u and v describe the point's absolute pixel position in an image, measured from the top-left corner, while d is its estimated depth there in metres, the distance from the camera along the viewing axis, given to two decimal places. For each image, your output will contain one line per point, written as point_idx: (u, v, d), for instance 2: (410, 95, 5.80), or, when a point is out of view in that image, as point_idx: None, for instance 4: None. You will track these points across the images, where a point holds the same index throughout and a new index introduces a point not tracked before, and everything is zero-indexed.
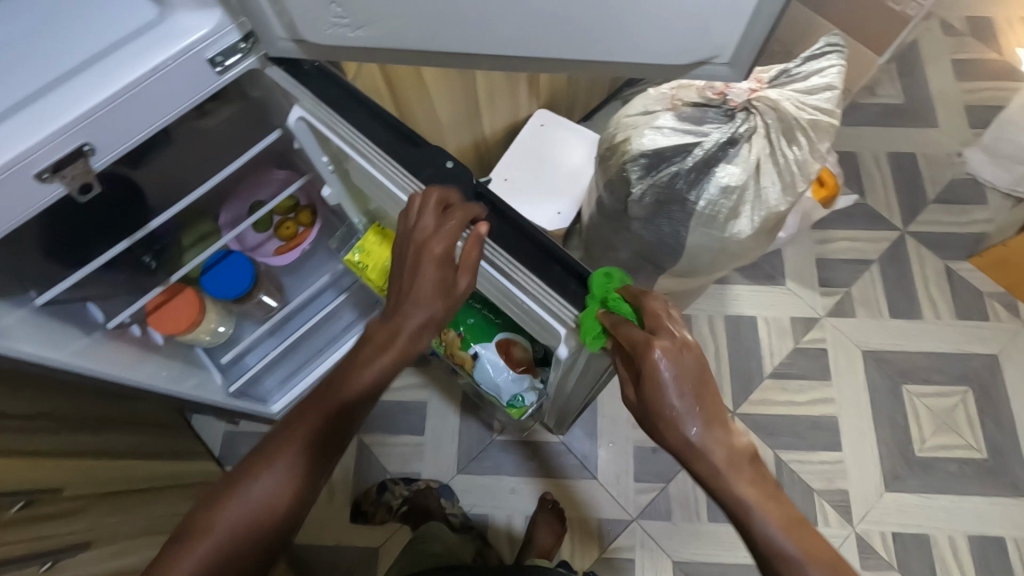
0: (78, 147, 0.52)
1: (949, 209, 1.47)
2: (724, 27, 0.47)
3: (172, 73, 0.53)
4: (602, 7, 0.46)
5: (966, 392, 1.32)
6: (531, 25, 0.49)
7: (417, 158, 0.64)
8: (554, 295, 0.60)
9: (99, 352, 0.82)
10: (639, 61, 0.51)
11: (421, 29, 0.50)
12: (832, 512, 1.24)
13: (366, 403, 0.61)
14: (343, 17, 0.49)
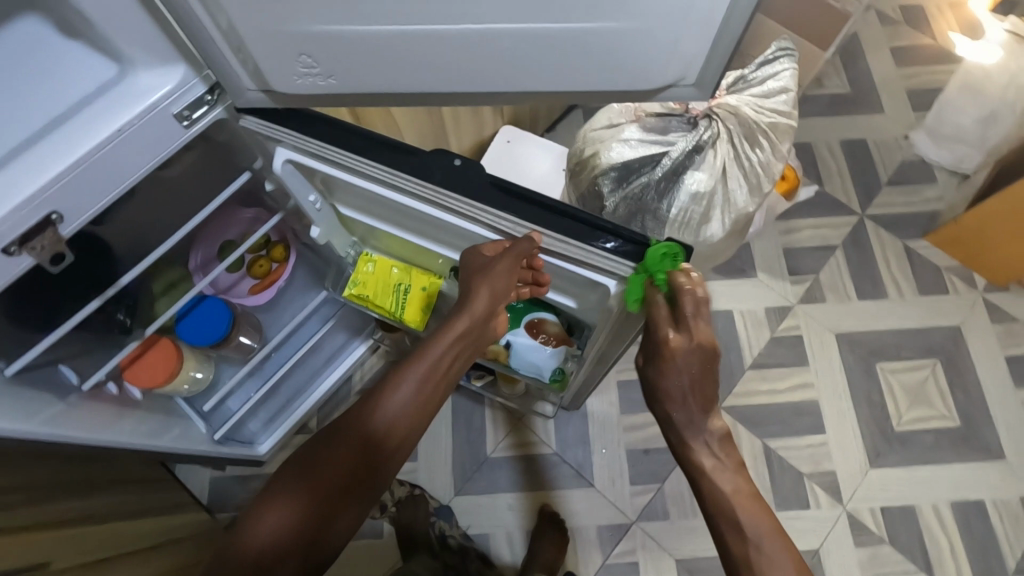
0: (47, 216, 0.51)
1: (902, 191, 1.54)
2: (689, 52, 0.48)
3: (138, 133, 0.52)
4: (571, 42, 0.47)
5: (935, 365, 1.37)
6: (502, 63, 0.49)
7: (424, 163, 0.60)
8: (607, 256, 0.59)
9: (77, 416, 0.79)
10: (610, 87, 0.53)
11: (394, 73, 0.50)
12: (821, 494, 1.27)
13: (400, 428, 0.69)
14: (314, 68, 0.49)
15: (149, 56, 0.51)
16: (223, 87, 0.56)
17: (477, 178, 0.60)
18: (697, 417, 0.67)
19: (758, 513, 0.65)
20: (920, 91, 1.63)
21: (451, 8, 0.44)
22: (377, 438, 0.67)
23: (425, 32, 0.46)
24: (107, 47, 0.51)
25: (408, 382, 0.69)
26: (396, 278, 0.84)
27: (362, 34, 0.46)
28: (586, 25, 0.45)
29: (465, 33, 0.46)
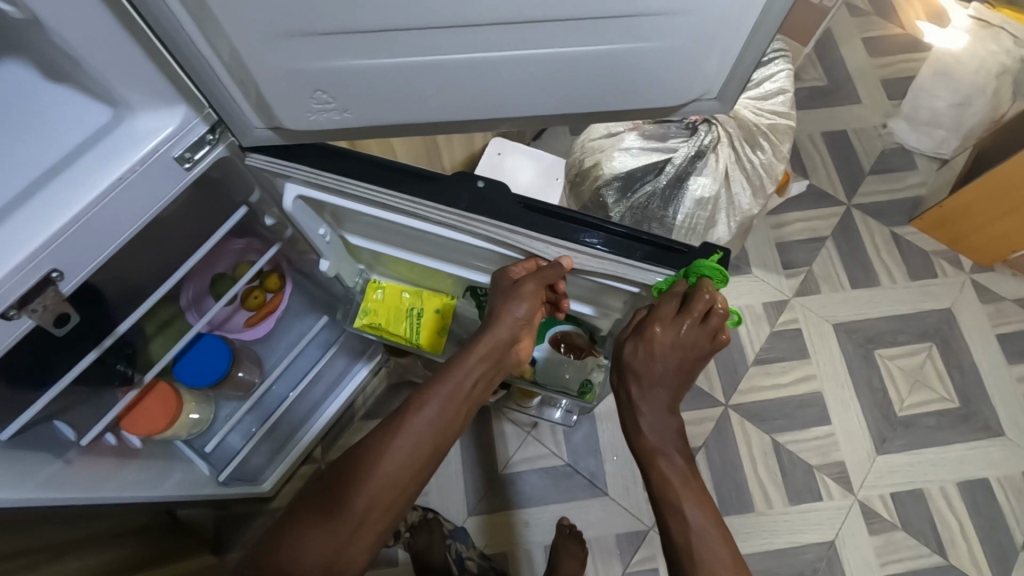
0: (47, 275, 0.47)
1: (885, 178, 1.57)
2: (713, 68, 0.47)
3: (140, 179, 0.49)
4: (597, 64, 0.46)
5: (931, 348, 1.40)
6: (524, 89, 0.48)
7: (445, 189, 0.57)
8: (646, 267, 0.57)
9: (75, 473, 0.75)
10: (631, 107, 0.52)
11: (412, 103, 0.48)
12: (832, 484, 1.28)
13: (410, 469, 0.62)
14: (328, 102, 0.47)
15: (147, 98, 0.48)
16: (226, 124, 0.54)
17: (504, 199, 0.57)
18: (661, 409, 0.64)
19: (706, 510, 0.63)
20: (895, 79, 1.66)
21: (475, 37, 0.42)
22: (394, 474, 0.61)
23: (447, 62, 0.44)
24: (101, 90, 0.48)
25: (428, 409, 0.64)
26: (408, 303, 0.82)
27: (381, 67, 0.44)
28: (614, 46, 0.44)
29: (489, 61, 0.44)
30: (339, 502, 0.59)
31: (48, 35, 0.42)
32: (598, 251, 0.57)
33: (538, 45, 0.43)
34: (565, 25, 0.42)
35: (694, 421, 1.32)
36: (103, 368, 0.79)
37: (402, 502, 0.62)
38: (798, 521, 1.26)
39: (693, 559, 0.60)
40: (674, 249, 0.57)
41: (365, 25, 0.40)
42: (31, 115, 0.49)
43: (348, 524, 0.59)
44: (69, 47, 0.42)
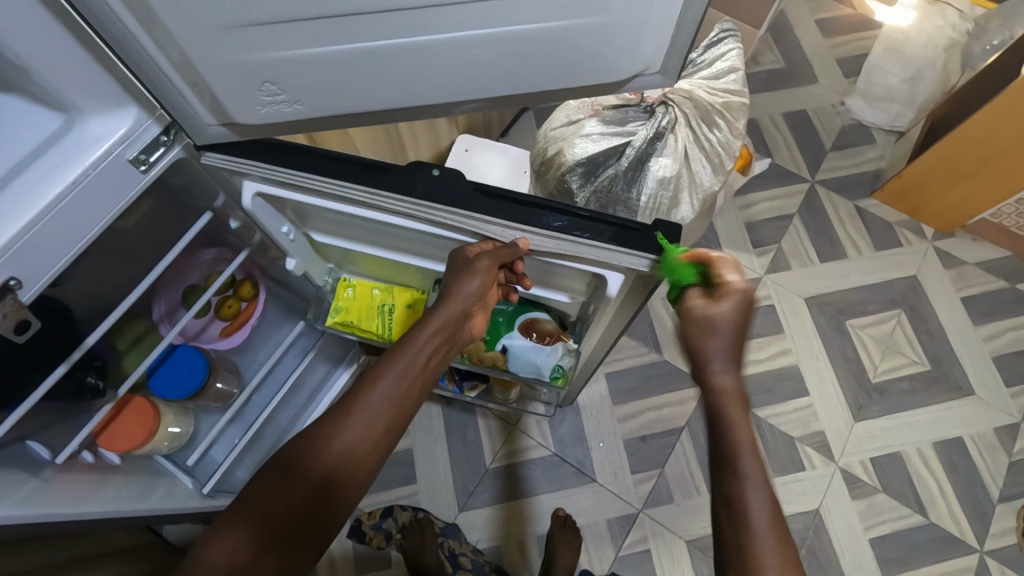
0: (4, 283, 0.47)
1: (845, 154, 1.61)
2: (652, 42, 0.49)
3: (94, 183, 0.49)
4: (541, 42, 0.47)
5: (899, 315, 1.44)
6: (471, 71, 0.49)
7: (403, 179, 0.58)
8: (608, 247, 0.58)
9: (52, 491, 0.74)
10: (578, 84, 0.53)
11: (361, 91, 0.49)
12: (814, 454, 1.31)
13: (369, 444, 0.63)
14: (279, 95, 0.47)
15: (97, 101, 0.48)
16: (180, 124, 0.54)
17: (461, 186, 0.58)
18: (725, 356, 0.56)
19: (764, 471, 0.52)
20: (849, 58, 1.71)
21: (418, 21, 0.43)
22: (349, 448, 0.61)
23: (393, 48, 0.45)
24: (49, 96, 0.48)
25: (384, 382, 0.65)
26: (379, 299, 0.83)
27: (329, 56, 0.44)
28: (555, 24, 0.45)
29: (434, 45, 0.45)
30: (293, 482, 0.58)
31: None
32: (559, 234, 0.58)
33: (481, 26, 0.44)
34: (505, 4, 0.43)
35: (677, 402, 1.34)
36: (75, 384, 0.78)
37: (358, 476, 0.62)
38: (783, 492, 1.28)
39: (739, 526, 0.51)
40: (632, 228, 0.58)
41: (307, 13, 0.41)
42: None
43: (302, 500, 0.58)
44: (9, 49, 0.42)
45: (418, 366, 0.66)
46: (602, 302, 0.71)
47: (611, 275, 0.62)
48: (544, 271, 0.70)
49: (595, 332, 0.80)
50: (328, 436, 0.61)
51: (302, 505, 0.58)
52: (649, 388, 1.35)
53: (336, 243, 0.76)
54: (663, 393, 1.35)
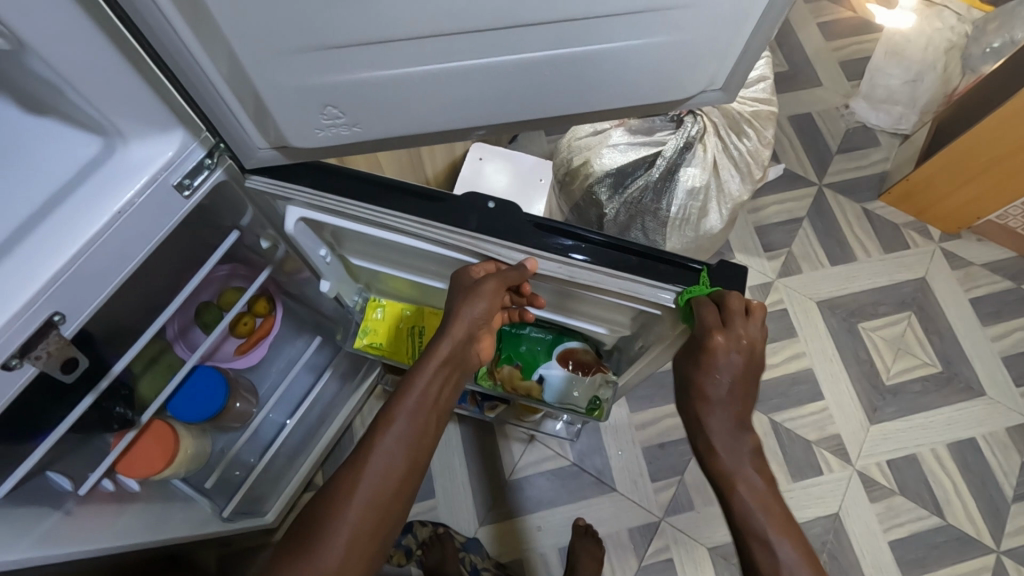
0: (47, 319, 0.45)
1: (851, 157, 1.62)
2: (718, 60, 0.48)
3: (141, 210, 0.47)
4: (610, 61, 0.46)
5: (910, 317, 1.45)
6: (534, 91, 0.47)
7: (456, 209, 0.56)
8: (660, 287, 0.57)
9: (74, 526, 0.71)
10: (637, 102, 0.52)
11: (422, 114, 0.47)
12: (831, 457, 1.32)
13: (389, 491, 0.57)
14: (338, 118, 0.45)
15: (143, 126, 0.46)
16: (225, 144, 0.52)
17: (516, 220, 0.57)
18: (731, 428, 0.60)
19: (795, 539, 0.59)
20: (851, 60, 1.72)
21: (489, 44, 0.41)
22: (373, 496, 0.57)
23: (461, 70, 0.43)
24: (93, 119, 0.45)
25: (399, 422, 0.59)
26: (409, 321, 0.81)
27: (396, 79, 0.42)
28: (628, 43, 0.44)
29: (503, 65, 0.43)
30: (321, 544, 0.54)
31: (34, 64, 0.40)
32: (572, 259, 0.56)
33: (553, 46, 0.43)
34: (578, 25, 0.41)
35: None
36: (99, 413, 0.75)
37: (387, 525, 0.57)
38: (802, 496, 1.28)
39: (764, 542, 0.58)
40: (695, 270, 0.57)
41: (379, 37, 0.39)
42: (15, 150, 0.46)
43: (334, 562, 0.54)
44: (57, 72, 0.40)
45: (430, 400, 0.61)
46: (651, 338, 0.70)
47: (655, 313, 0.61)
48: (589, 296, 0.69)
49: (633, 365, 0.80)
50: (349, 487, 0.57)
51: (334, 567, 0.53)
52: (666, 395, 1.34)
53: (372, 266, 0.74)
54: None
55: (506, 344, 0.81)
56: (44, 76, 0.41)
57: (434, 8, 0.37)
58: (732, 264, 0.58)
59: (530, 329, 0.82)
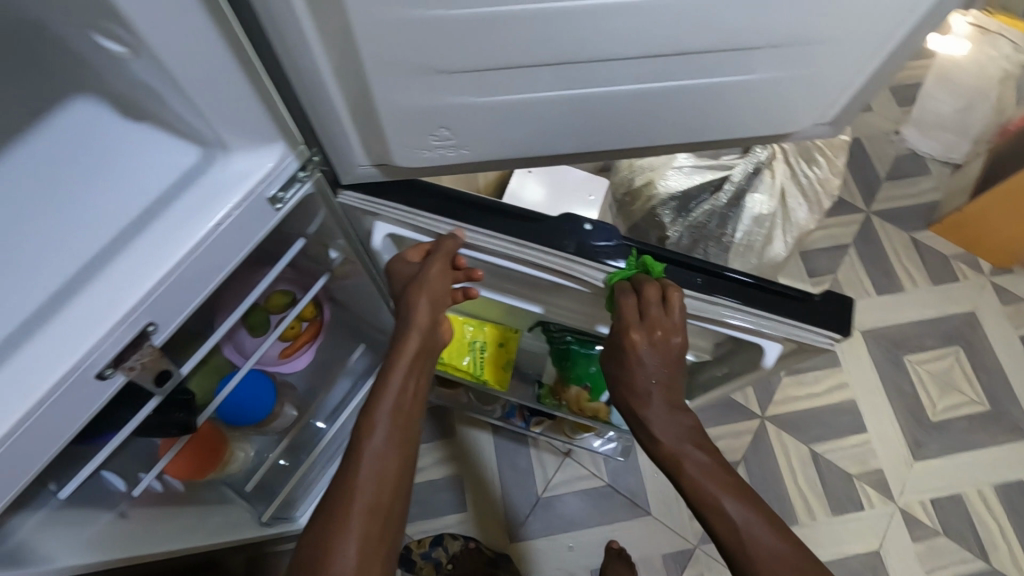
0: (143, 329, 0.44)
1: (901, 185, 1.58)
2: (834, 96, 0.46)
3: (237, 223, 0.47)
4: (726, 92, 0.44)
5: (957, 351, 1.40)
6: (646, 122, 0.46)
7: (553, 231, 0.54)
8: (774, 317, 0.54)
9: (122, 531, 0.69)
10: (745, 134, 0.50)
11: (531, 138, 0.45)
12: (872, 493, 1.28)
13: (386, 482, 0.57)
14: (448, 140, 0.44)
15: (247, 137, 0.46)
16: (321, 154, 0.51)
17: (614, 243, 0.55)
18: (666, 412, 0.61)
19: (744, 496, 0.59)
20: (902, 86, 1.69)
21: (612, 72, 0.40)
22: (376, 498, 0.56)
23: (580, 95, 0.42)
24: (199, 129, 0.46)
25: (382, 416, 0.59)
26: (470, 335, 0.80)
27: (515, 103, 0.41)
28: (751, 75, 0.42)
29: (621, 93, 0.42)
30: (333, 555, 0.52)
31: (155, 72, 0.40)
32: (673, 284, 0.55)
33: (673, 77, 0.41)
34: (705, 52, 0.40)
35: (731, 435, 1.31)
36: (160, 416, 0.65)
37: (391, 520, 0.56)
38: (842, 531, 1.25)
39: (721, 513, 0.58)
40: (806, 299, 0.54)
41: (504, 62, 0.37)
42: (124, 168, 0.47)
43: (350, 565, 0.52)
44: (174, 79, 0.39)
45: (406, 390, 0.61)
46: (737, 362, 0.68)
47: (762, 344, 0.58)
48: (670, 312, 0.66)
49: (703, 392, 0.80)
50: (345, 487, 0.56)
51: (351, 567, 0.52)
52: (703, 420, 1.32)
53: None
54: (716, 426, 1.32)
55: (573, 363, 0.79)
56: (162, 85, 0.41)
57: (564, 34, 0.36)
58: (840, 297, 0.55)
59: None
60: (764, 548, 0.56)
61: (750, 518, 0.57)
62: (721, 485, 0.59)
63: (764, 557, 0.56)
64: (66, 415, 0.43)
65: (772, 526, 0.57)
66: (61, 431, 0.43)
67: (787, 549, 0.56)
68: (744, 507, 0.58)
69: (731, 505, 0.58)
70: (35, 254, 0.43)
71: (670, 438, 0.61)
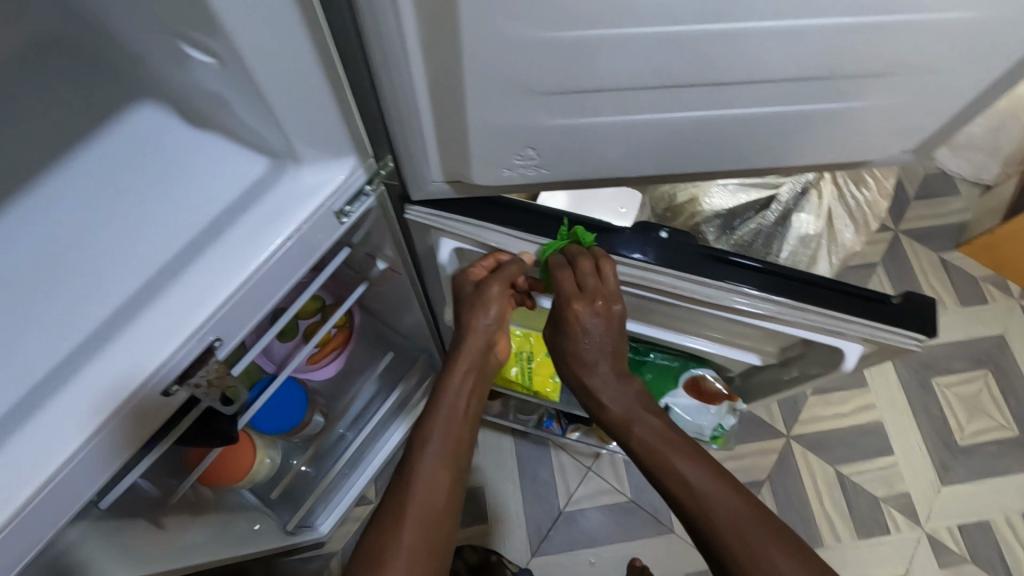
0: (210, 343, 0.44)
1: (930, 204, 1.56)
2: (915, 127, 0.46)
3: (304, 237, 0.46)
4: (807, 119, 0.44)
5: (987, 375, 1.39)
6: (727, 148, 0.47)
7: (631, 242, 0.56)
8: (856, 320, 0.54)
9: (138, 546, 0.68)
10: (821, 161, 0.51)
11: (614, 156, 0.45)
12: (898, 516, 1.26)
13: (439, 501, 0.55)
14: (531, 159, 0.43)
15: (321, 151, 0.45)
16: (392, 169, 0.50)
17: (689, 250, 0.55)
18: (610, 378, 0.62)
19: (698, 457, 0.58)
20: None
21: (708, 98, 0.40)
22: (430, 509, 0.54)
23: (666, 117, 0.41)
24: (272, 141, 0.45)
25: (435, 433, 0.58)
26: (516, 346, 0.79)
27: (603, 127, 0.41)
28: (838, 101, 0.43)
29: (711, 118, 0.42)
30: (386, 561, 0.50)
31: (242, 83, 0.40)
32: (755, 293, 0.54)
33: (764, 103, 0.42)
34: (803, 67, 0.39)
35: (756, 453, 1.29)
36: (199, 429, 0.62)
37: (443, 541, 0.54)
38: (867, 554, 1.23)
39: (673, 475, 0.58)
40: (884, 303, 0.55)
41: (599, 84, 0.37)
42: (191, 177, 0.47)
43: None
44: (261, 92, 0.39)
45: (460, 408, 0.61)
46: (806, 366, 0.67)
47: (846, 349, 0.57)
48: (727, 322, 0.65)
49: (765, 397, 0.79)
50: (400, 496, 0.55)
51: None
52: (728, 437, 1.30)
53: None
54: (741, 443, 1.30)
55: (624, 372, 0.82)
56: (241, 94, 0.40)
57: (666, 59, 0.35)
58: (920, 298, 0.55)
59: (655, 356, 0.81)
60: (719, 505, 0.55)
61: (707, 479, 0.56)
62: (671, 446, 0.59)
63: (721, 513, 0.54)
64: (134, 427, 0.43)
65: (726, 483, 0.56)
66: (127, 443, 0.43)
67: (739, 501, 0.55)
68: (698, 468, 0.57)
69: (683, 465, 0.57)
70: (107, 264, 0.44)
71: (618, 406, 0.62)
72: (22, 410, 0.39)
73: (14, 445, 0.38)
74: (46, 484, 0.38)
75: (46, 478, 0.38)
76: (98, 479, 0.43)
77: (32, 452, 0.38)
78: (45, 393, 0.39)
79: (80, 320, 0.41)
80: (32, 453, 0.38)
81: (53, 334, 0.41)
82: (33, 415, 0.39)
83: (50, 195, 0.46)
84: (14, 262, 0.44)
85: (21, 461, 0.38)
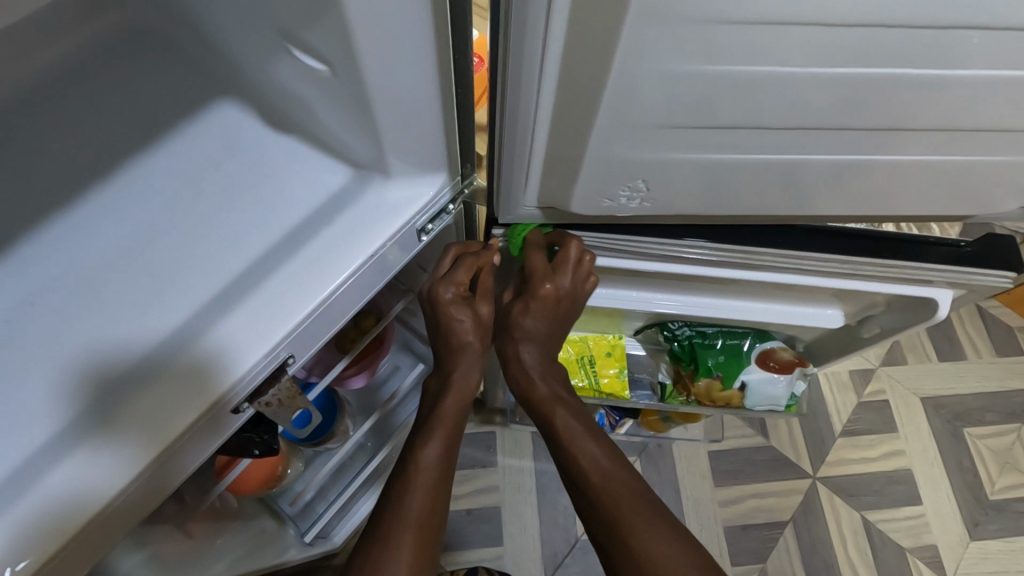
0: (283, 360, 0.43)
1: None
2: (1003, 170, 0.47)
3: (385, 254, 0.45)
4: (890, 166, 0.47)
5: (1020, 429, 1.35)
6: (806, 189, 0.49)
7: (729, 231, 0.56)
8: (948, 269, 0.55)
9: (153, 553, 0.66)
10: (901, 209, 0.53)
11: (722, 188, 0.48)
12: (925, 569, 1.21)
13: (438, 484, 0.57)
14: (638, 192, 0.47)
15: (410, 167, 0.44)
16: (481, 187, 0.51)
17: (789, 231, 0.57)
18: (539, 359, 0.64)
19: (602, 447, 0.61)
20: None
21: (797, 137, 0.42)
22: (424, 519, 0.54)
23: (748, 162, 0.45)
24: (361, 153, 0.44)
25: (434, 435, 0.59)
26: (577, 355, 0.83)
27: (698, 162, 0.44)
28: (948, 127, 0.42)
29: (806, 161, 0.45)
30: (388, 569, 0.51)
31: (349, 94, 0.38)
32: (850, 257, 0.55)
33: (873, 123, 0.41)
34: (915, 83, 0.38)
35: (780, 493, 1.26)
36: (240, 439, 0.57)
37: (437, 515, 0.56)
38: None
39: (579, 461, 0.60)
40: (960, 249, 0.57)
41: (709, 95, 0.37)
42: (272, 180, 0.45)
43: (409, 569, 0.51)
44: (368, 103, 0.37)
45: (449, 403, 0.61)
46: (889, 321, 0.68)
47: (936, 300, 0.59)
48: (798, 291, 0.66)
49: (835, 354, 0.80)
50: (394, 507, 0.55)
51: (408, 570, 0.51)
52: (753, 474, 1.27)
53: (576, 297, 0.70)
54: (767, 481, 1.27)
55: (693, 358, 0.78)
56: (339, 90, 0.38)
57: (773, 90, 0.37)
58: (999, 240, 0.56)
59: (724, 338, 0.77)
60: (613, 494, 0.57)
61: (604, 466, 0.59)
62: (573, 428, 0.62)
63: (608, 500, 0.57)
64: (197, 444, 0.42)
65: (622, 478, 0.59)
66: (189, 458, 0.43)
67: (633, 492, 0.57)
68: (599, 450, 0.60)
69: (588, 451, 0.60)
70: (178, 266, 0.42)
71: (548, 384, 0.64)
72: (82, 429, 0.37)
73: (70, 465, 0.37)
74: (127, 486, 0.38)
75: (125, 481, 0.37)
76: (150, 499, 0.42)
77: (88, 474, 0.37)
78: (118, 399, 0.38)
79: (146, 331, 0.40)
80: (87, 476, 0.37)
81: (131, 334, 0.40)
82: (114, 417, 0.38)
83: (123, 194, 0.45)
84: (86, 259, 0.42)
85: (77, 480, 0.37)
